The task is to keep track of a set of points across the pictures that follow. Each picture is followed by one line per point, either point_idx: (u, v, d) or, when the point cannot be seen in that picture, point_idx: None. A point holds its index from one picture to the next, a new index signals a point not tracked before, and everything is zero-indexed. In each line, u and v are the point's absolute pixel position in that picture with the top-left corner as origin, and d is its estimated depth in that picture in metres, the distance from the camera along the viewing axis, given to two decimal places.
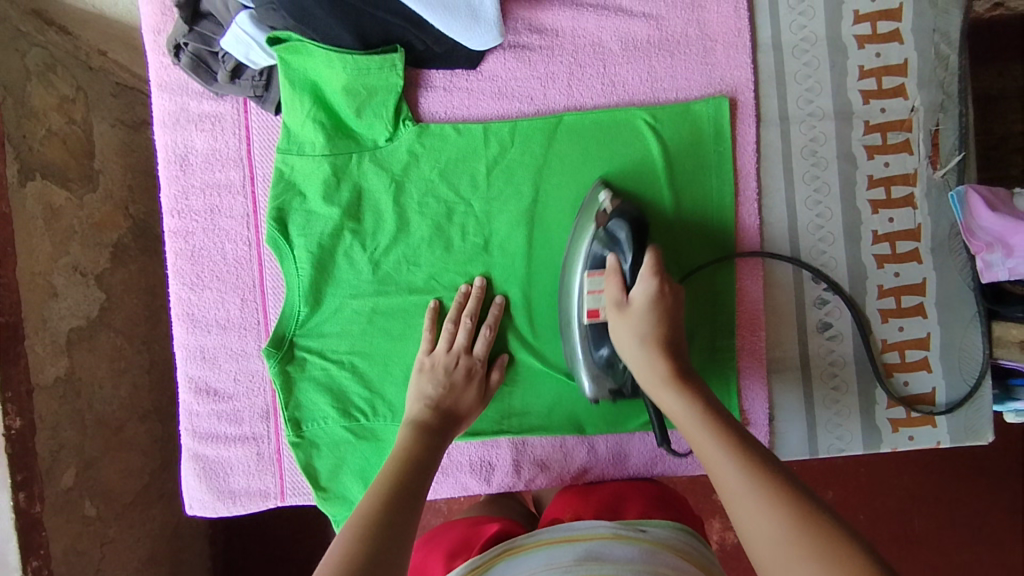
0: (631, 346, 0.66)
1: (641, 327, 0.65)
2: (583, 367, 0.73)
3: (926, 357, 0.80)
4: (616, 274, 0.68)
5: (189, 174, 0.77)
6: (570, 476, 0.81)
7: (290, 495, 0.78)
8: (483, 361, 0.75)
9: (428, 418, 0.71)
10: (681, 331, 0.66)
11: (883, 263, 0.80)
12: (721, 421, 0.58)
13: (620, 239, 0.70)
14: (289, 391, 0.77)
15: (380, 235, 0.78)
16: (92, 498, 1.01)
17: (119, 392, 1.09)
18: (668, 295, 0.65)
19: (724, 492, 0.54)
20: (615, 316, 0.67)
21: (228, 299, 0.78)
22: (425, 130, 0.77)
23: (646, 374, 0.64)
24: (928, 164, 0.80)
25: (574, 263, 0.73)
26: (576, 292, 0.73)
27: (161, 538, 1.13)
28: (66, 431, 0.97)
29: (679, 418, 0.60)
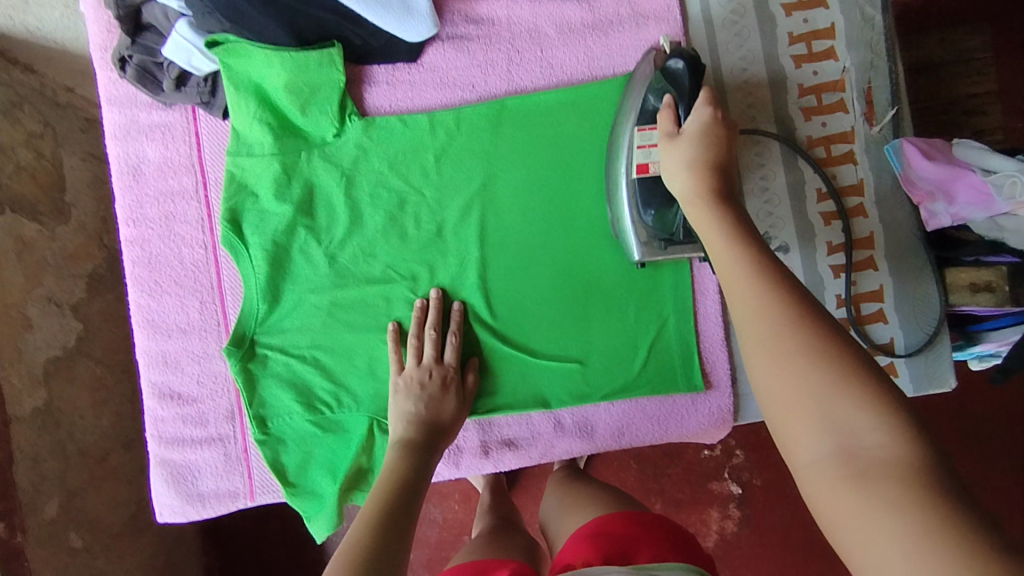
0: (675, 167, 0.59)
1: (686, 149, 0.59)
2: (631, 229, 0.74)
3: (882, 309, 0.81)
4: (671, 110, 0.65)
5: (142, 183, 0.79)
6: (539, 453, 0.82)
7: (260, 494, 0.78)
8: (454, 367, 0.76)
9: (414, 437, 0.72)
10: (733, 155, 0.58)
11: (829, 220, 0.82)
12: (753, 234, 0.49)
13: (675, 77, 0.69)
14: (252, 389, 0.77)
15: (334, 228, 0.79)
16: (78, 529, 1.00)
17: (101, 421, 1.10)
18: (721, 124, 0.59)
19: (730, 295, 0.46)
20: (666, 147, 0.62)
21: (187, 303, 0.78)
22: (371, 124, 0.79)
23: (682, 193, 0.57)
24: (864, 121, 0.82)
25: (626, 121, 0.73)
26: (625, 148, 0.73)
27: (153, 567, 1.13)
28: (48, 462, 0.97)
29: (705, 224, 0.52)
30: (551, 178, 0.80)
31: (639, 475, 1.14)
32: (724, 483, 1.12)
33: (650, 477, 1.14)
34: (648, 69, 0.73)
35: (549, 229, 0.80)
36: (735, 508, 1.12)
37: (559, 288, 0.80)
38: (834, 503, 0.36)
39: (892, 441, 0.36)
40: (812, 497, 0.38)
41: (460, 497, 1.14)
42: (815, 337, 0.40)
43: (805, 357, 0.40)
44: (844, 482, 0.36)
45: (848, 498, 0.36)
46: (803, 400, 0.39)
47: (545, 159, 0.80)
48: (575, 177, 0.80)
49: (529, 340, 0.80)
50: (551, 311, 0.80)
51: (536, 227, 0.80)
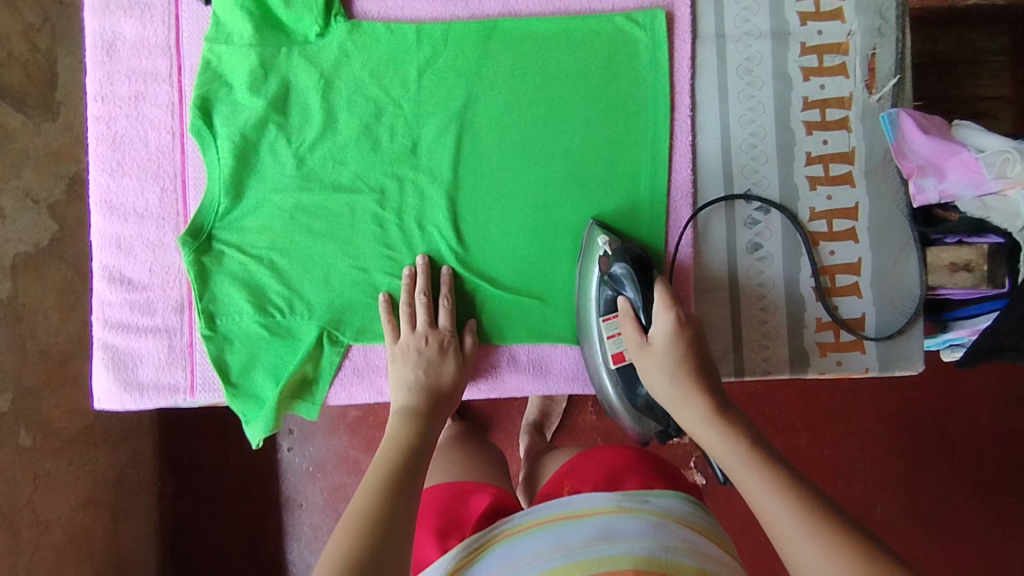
0: (659, 384, 0.65)
1: (669, 362, 0.65)
2: (620, 405, 0.74)
3: (857, 283, 0.79)
4: (631, 318, 0.69)
5: (115, 60, 0.76)
6: (489, 385, 0.80)
7: (200, 391, 0.76)
8: (449, 331, 0.74)
9: (416, 406, 0.70)
10: (706, 358, 0.65)
11: (815, 184, 0.79)
12: (764, 453, 0.56)
13: (622, 281, 0.71)
14: (203, 282, 0.75)
15: (306, 130, 0.77)
16: (28, 428, 0.99)
17: (67, 326, 1.09)
18: (685, 327, 0.65)
19: (767, 524, 0.52)
20: (640, 357, 0.67)
21: (148, 188, 0.76)
22: (356, 27, 0.77)
23: (682, 409, 0.63)
24: (864, 89, 0.79)
25: (591, 309, 0.74)
26: (596, 337, 0.74)
27: (102, 482, 1.12)
28: (4, 355, 0.96)
29: (719, 452, 0.58)
30: (536, 108, 0.78)
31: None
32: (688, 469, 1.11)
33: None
34: (597, 266, 0.74)
35: (527, 162, 0.78)
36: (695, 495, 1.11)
37: (529, 222, 0.78)
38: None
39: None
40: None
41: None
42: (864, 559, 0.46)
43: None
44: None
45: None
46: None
47: (531, 88, 0.78)
48: (562, 109, 0.78)
49: (493, 270, 0.78)
50: (520, 248, 0.78)
51: (514, 157, 0.78)
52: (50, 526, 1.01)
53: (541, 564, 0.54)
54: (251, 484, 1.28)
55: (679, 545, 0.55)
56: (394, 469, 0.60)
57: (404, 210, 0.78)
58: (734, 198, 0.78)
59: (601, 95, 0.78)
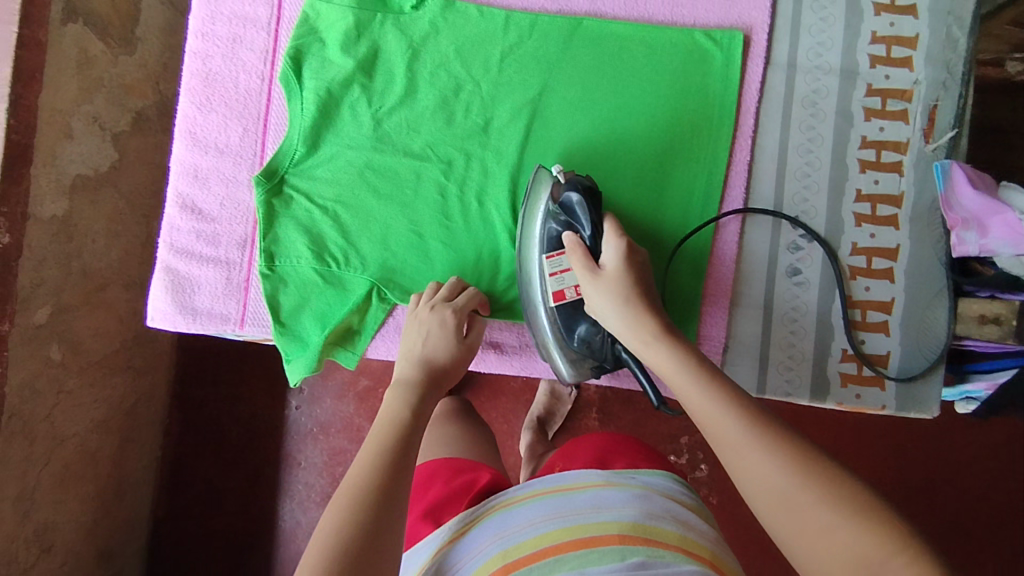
0: (606, 310, 0.68)
1: (616, 287, 0.68)
2: (559, 350, 0.76)
3: (886, 321, 0.82)
4: (577, 244, 0.71)
5: (220, 2, 0.80)
6: (521, 364, 0.83)
7: (249, 325, 0.80)
8: (456, 308, 0.74)
9: (413, 378, 0.68)
10: (650, 286, 0.69)
11: (861, 221, 0.82)
12: (706, 370, 0.59)
13: (575, 212, 0.72)
14: (270, 223, 0.79)
15: (387, 95, 0.81)
16: (60, 343, 1.03)
17: (110, 252, 1.15)
18: (634, 258, 0.70)
19: (713, 435, 0.54)
20: (590, 285, 0.69)
21: (231, 126, 0.80)
22: (450, 6, 0.81)
23: (631, 334, 0.66)
24: (921, 136, 0.82)
25: (532, 246, 0.76)
26: (536, 273, 0.75)
27: (116, 406, 1.17)
28: (50, 270, 1.01)
29: (668, 372, 0.61)
30: (605, 106, 0.81)
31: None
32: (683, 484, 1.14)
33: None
34: (545, 195, 0.75)
35: (588, 156, 0.81)
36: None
37: None
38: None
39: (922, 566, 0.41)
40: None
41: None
42: (797, 453, 0.49)
43: (811, 488, 0.47)
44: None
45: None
46: (824, 533, 0.45)
47: (603, 86, 0.81)
48: (631, 110, 0.81)
49: None
50: None
51: (578, 149, 0.81)
52: (64, 440, 1.05)
53: (534, 529, 0.57)
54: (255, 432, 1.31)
55: (662, 515, 0.58)
56: (391, 437, 0.60)
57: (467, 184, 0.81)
58: (780, 217, 0.82)
59: (669, 104, 0.81)
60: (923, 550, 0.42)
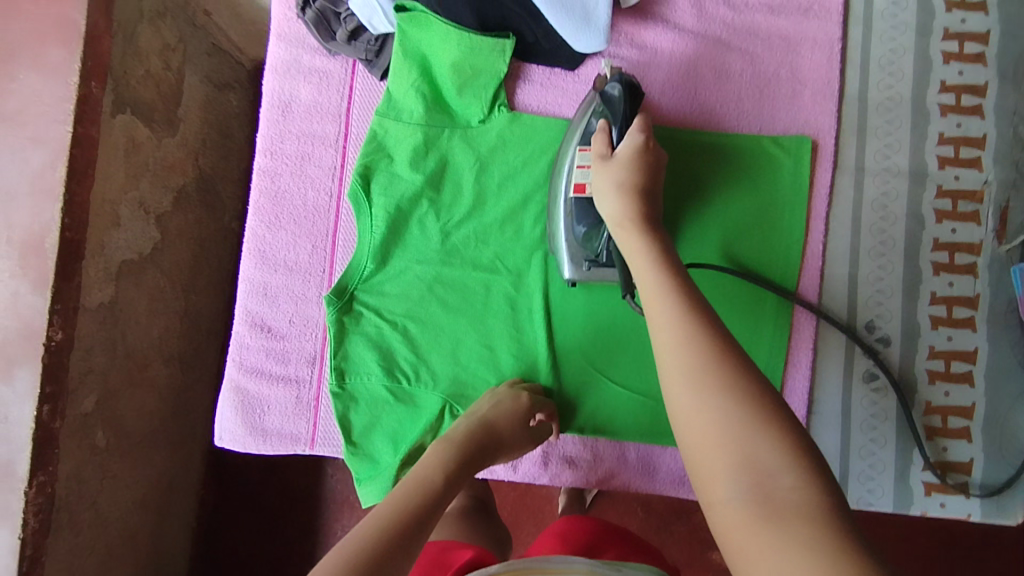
0: (603, 191, 0.66)
1: (618, 177, 0.66)
2: (564, 244, 0.74)
3: (968, 426, 0.80)
4: (604, 133, 0.69)
5: (289, 120, 0.81)
6: (595, 479, 0.81)
7: (320, 445, 0.80)
8: (529, 395, 0.74)
9: (461, 439, 0.71)
10: (656, 183, 0.67)
11: (936, 325, 0.81)
12: (673, 265, 0.58)
13: (614, 103, 0.70)
14: (340, 340, 0.79)
15: (455, 208, 0.80)
16: (105, 429, 1.02)
17: (151, 331, 1.11)
18: (650, 153, 0.67)
19: (653, 327, 0.55)
20: (598, 168, 0.68)
21: (301, 244, 0.81)
22: (517, 118, 0.81)
23: (613, 220, 0.65)
24: (993, 238, 0.81)
25: (568, 143, 0.74)
26: (565, 168, 0.74)
27: (156, 484, 1.14)
28: (97, 357, 0.99)
29: (635, 255, 0.61)
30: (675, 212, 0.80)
31: (642, 523, 1.11)
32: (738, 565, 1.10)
33: (653, 528, 1.11)
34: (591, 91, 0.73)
35: None
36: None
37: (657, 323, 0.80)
38: (741, 535, 0.43)
39: (799, 477, 0.43)
40: (720, 529, 0.45)
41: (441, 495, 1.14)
42: (733, 385, 0.48)
43: (719, 386, 0.48)
44: (751, 513, 0.43)
45: (755, 528, 0.42)
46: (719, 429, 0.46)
47: (671, 190, 0.80)
48: (704, 215, 0.80)
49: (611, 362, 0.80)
50: (637, 348, 0.79)
51: None
52: (107, 526, 1.03)
53: None
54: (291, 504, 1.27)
55: None
56: (413, 496, 0.61)
57: (537, 296, 0.80)
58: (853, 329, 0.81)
59: (742, 211, 0.80)
60: (814, 474, 0.43)
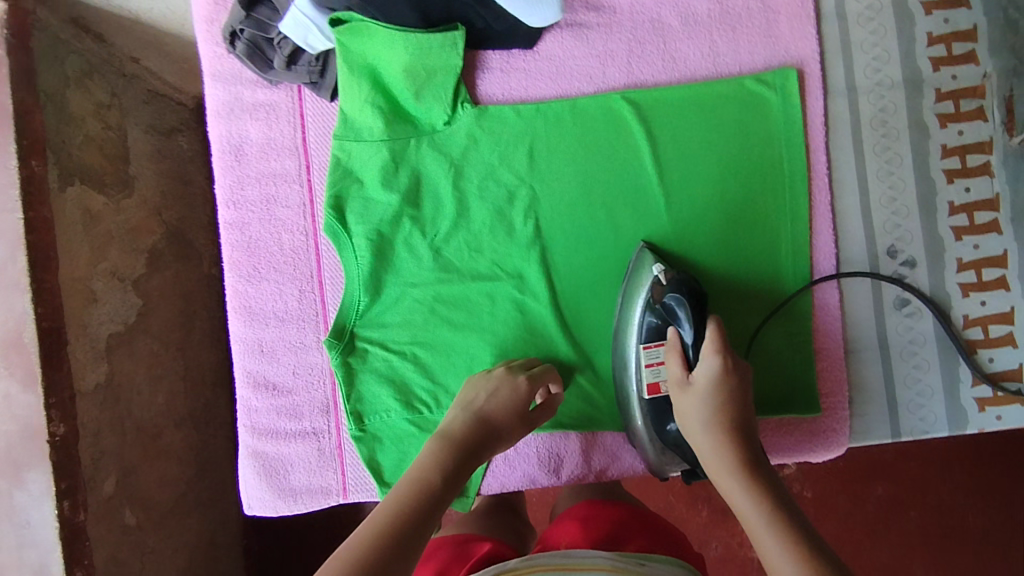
0: (692, 427, 0.63)
1: (700, 408, 0.63)
2: (643, 434, 0.72)
3: (1011, 332, 0.76)
4: (677, 351, 0.67)
5: (244, 164, 0.76)
6: (641, 467, 0.78)
7: (353, 493, 0.76)
8: (524, 375, 0.70)
9: (459, 435, 0.65)
10: (748, 414, 0.63)
11: (960, 234, 0.77)
12: (791, 521, 0.53)
13: (676, 314, 0.68)
14: (350, 383, 0.75)
15: (439, 220, 0.76)
16: (132, 506, 0.98)
17: (156, 399, 1.06)
18: (733, 377, 0.63)
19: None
20: (678, 395, 0.66)
21: (286, 291, 0.76)
22: (484, 112, 0.75)
23: (700, 449, 0.62)
24: (1003, 132, 0.76)
25: (626, 331, 0.72)
26: (631, 365, 0.71)
27: (198, 547, 1.11)
28: (107, 439, 0.94)
29: (744, 510, 0.56)
30: (671, 177, 0.75)
31: (687, 481, 1.11)
32: None
33: (700, 484, 1.11)
34: (647, 290, 0.71)
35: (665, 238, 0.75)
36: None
37: None
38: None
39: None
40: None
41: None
42: None
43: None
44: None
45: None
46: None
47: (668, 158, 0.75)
48: (704, 173, 0.75)
49: None
50: None
51: (652, 227, 0.75)
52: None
53: None
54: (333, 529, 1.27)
55: None
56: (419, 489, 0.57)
57: (544, 293, 0.75)
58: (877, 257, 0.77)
59: (739, 159, 0.75)
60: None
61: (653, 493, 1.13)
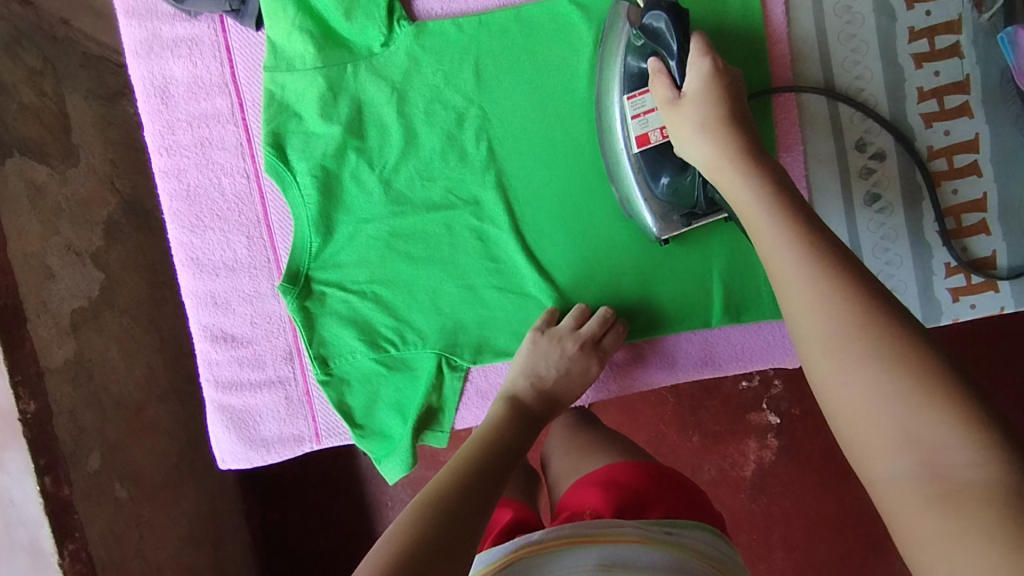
0: (688, 138, 0.59)
1: (697, 114, 0.59)
2: (643, 203, 0.67)
3: (984, 220, 0.74)
4: (661, 72, 0.62)
5: (172, 106, 0.71)
6: (616, 385, 0.78)
7: (326, 438, 0.75)
8: (601, 357, 0.70)
9: (529, 406, 0.70)
10: (743, 109, 0.59)
11: (930, 122, 0.74)
12: (793, 209, 0.51)
13: (659, 33, 0.61)
14: (311, 328, 0.72)
15: (387, 151, 0.71)
16: (122, 480, 0.96)
17: (134, 372, 1.02)
18: (723, 76, 0.59)
19: (778, 276, 0.49)
20: (668, 114, 0.61)
21: (233, 239, 0.72)
22: (422, 30, 0.70)
23: (708, 161, 0.58)
24: (972, 8, 0.72)
25: (611, 89, 0.67)
26: (618, 123, 0.67)
27: (198, 515, 1.10)
28: (85, 415, 0.92)
29: (742, 203, 0.55)
30: None
31: (676, 409, 1.12)
32: (763, 412, 1.10)
33: (688, 411, 1.12)
34: (626, 23, 0.64)
35: None
36: (774, 437, 1.10)
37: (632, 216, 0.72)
38: (903, 511, 0.37)
39: (975, 448, 0.36)
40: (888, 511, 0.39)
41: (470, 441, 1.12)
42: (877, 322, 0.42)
43: (870, 345, 0.41)
44: (919, 490, 0.37)
45: (918, 505, 0.37)
46: (874, 399, 0.40)
47: None
48: None
49: (606, 266, 0.73)
50: (624, 240, 0.73)
51: None
52: (161, 569, 1.00)
53: None
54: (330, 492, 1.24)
55: None
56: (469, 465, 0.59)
57: (503, 219, 0.72)
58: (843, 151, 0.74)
59: None
60: (992, 439, 0.36)
61: (643, 423, 1.13)
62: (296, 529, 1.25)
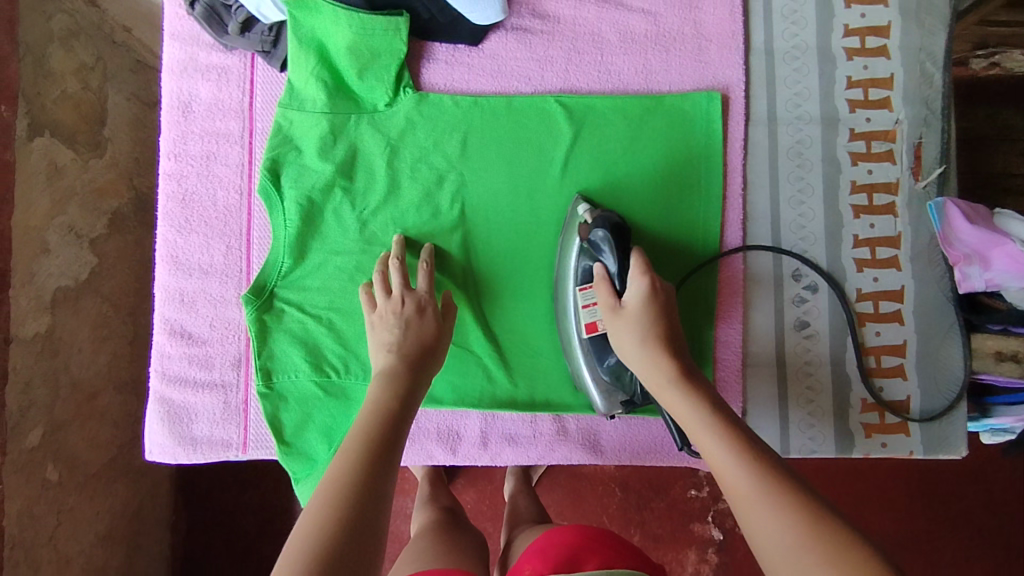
0: (632, 349, 0.63)
1: (637, 329, 0.63)
2: (592, 383, 0.72)
3: (902, 364, 0.80)
4: (604, 281, 0.68)
5: (190, 120, 0.79)
6: (538, 454, 0.80)
7: (252, 448, 0.78)
8: (427, 292, 0.71)
9: (396, 366, 0.64)
10: (676, 325, 0.64)
11: (862, 266, 0.81)
12: (729, 420, 0.54)
13: (602, 249, 0.70)
14: (263, 340, 0.77)
15: (370, 196, 0.79)
16: (56, 462, 0.97)
17: (98, 358, 1.06)
18: (659, 293, 0.64)
19: (721, 478, 0.51)
20: (610, 321, 0.66)
21: (214, 245, 0.79)
22: (424, 98, 0.80)
23: (649, 375, 0.61)
24: (910, 175, 0.81)
25: (565, 279, 0.74)
26: (570, 308, 0.73)
27: (121, 515, 1.09)
28: (38, 389, 0.94)
29: (683, 415, 0.57)
30: (592, 179, 0.79)
31: (621, 504, 1.13)
32: (707, 525, 1.12)
33: (633, 508, 1.13)
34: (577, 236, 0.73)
35: None
36: (713, 553, 1.11)
37: None
38: None
39: None
40: None
41: (411, 493, 1.11)
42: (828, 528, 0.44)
43: (816, 555, 0.43)
44: None
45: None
46: None
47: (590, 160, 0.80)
48: (626, 177, 0.80)
49: (544, 332, 0.78)
50: None
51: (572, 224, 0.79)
52: (70, 562, 0.98)
53: None
54: (264, 518, 1.23)
55: None
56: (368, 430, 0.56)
57: (461, 276, 0.78)
58: (781, 278, 0.81)
59: (655, 170, 0.80)
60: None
61: (587, 512, 1.13)
62: (222, 553, 1.23)
